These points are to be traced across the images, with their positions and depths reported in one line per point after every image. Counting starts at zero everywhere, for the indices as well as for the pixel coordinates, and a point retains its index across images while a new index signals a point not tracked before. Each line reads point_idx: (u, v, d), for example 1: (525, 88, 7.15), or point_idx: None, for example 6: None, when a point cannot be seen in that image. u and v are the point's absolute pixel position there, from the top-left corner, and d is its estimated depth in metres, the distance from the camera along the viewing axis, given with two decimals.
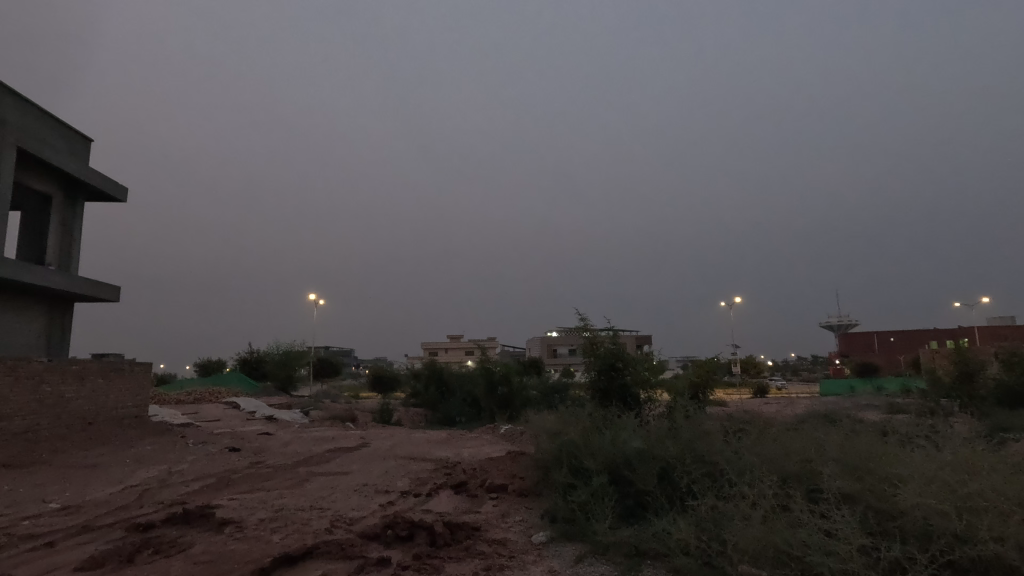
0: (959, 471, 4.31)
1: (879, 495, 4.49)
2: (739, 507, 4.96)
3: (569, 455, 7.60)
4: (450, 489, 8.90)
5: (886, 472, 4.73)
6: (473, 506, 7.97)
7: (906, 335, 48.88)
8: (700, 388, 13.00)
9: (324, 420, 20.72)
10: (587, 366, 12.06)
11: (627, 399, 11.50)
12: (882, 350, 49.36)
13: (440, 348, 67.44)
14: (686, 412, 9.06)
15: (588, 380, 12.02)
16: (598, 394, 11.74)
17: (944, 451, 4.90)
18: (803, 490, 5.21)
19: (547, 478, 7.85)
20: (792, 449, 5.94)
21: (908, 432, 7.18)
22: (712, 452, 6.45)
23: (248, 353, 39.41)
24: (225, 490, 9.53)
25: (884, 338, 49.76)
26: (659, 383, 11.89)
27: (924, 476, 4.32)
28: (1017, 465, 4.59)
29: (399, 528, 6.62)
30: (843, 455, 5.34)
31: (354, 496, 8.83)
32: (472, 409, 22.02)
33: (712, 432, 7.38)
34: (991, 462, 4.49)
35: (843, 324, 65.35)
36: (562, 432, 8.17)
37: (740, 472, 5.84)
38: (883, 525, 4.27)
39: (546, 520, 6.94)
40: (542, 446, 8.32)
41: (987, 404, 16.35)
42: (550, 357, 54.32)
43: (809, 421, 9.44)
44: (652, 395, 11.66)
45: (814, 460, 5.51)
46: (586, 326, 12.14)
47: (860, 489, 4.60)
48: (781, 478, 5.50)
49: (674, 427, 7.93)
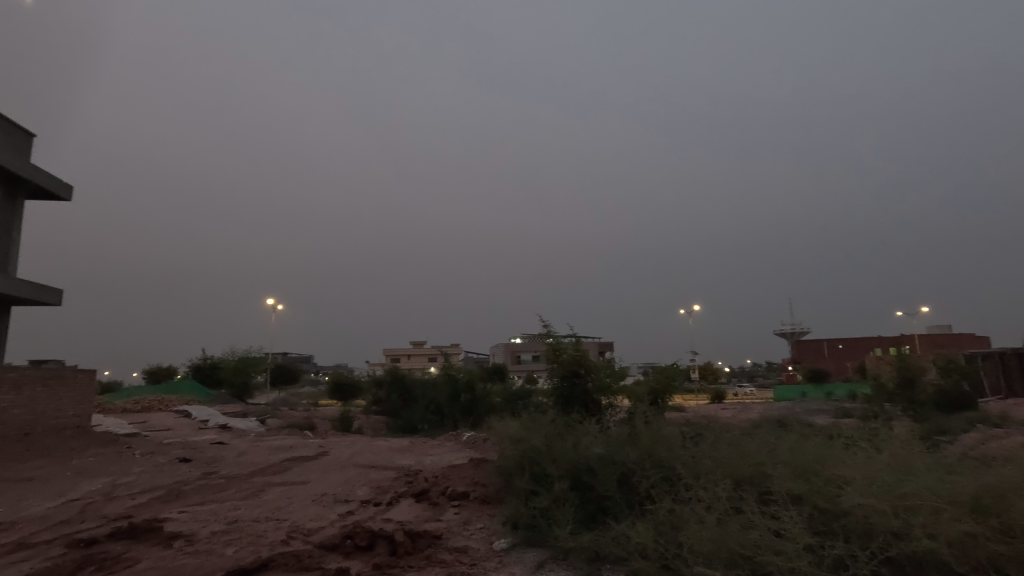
0: (897, 472, 4.55)
1: (824, 496, 4.71)
2: (695, 511, 5.10)
3: (531, 461, 7.65)
4: (412, 497, 8.80)
5: (832, 474, 4.97)
6: (434, 514, 7.91)
7: (854, 342, 51.11)
8: (660, 394, 13.26)
9: (281, 429, 20.16)
10: (550, 373, 12.16)
11: (589, 405, 11.68)
12: (831, 357, 51.44)
13: (403, 354, 66.52)
14: (646, 417, 9.23)
15: (551, 386, 12.13)
16: (561, 401, 11.88)
17: (883, 453, 5.17)
18: (755, 492, 5.41)
19: (510, 485, 7.87)
20: (746, 453, 6.14)
21: (853, 434, 7.54)
22: (670, 457, 6.62)
23: (202, 359, 38.09)
24: (175, 502, 9.15)
25: (833, 345, 51.88)
26: (620, 389, 12.08)
27: (866, 478, 4.56)
28: (950, 465, 4.89)
29: (359, 538, 6.55)
30: (792, 458, 5.58)
31: (312, 506, 8.63)
32: (435, 417, 21.81)
33: (671, 437, 7.57)
34: (926, 463, 4.76)
35: (795, 331, 67.93)
36: (524, 438, 8.22)
37: (696, 476, 6.01)
38: (829, 525, 4.47)
39: (507, 526, 6.97)
40: (504, 453, 8.36)
41: (926, 409, 17.24)
42: (514, 364, 54.53)
43: (762, 426, 9.75)
44: (613, 401, 11.84)
45: (766, 463, 5.73)
46: (549, 333, 12.24)
47: (807, 490, 4.82)
48: (736, 481, 5.69)
49: (634, 433, 8.08)
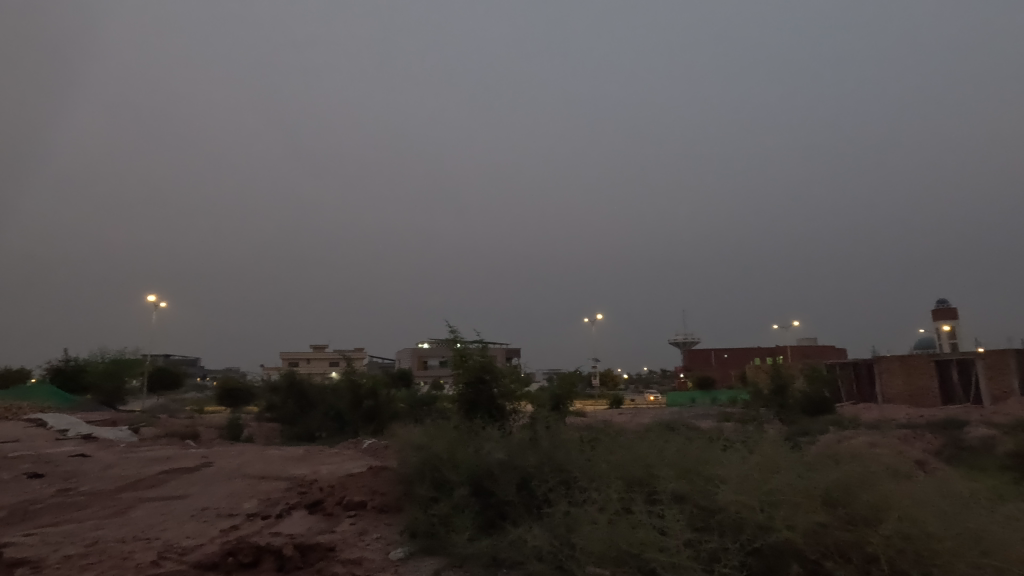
0: (765, 470, 5.05)
1: (704, 495, 5.11)
2: (589, 512, 5.31)
3: (432, 468, 7.59)
4: (304, 509, 8.36)
5: (711, 474, 5.39)
6: (328, 525, 7.58)
7: (737, 352, 55.73)
8: (562, 400, 13.60)
9: (158, 439, 18.33)
10: (456, 379, 12.11)
11: (493, 411, 11.76)
12: (718, 365, 55.78)
13: (301, 358, 63.02)
14: (547, 423, 9.45)
15: (456, 393, 12.09)
16: (466, 407, 11.87)
17: (755, 454, 5.69)
18: (643, 492, 5.72)
19: (410, 493, 7.73)
20: (638, 456, 6.50)
21: (731, 438, 8.19)
22: (568, 460, 6.84)
23: (64, 362, 33.80)
24: (20, 525, 8.00)
25: (719, 354, 56.27)
26: (524, 395, 12.26)
27: (739, 476, 5.01)
28: (809, 463, 5.47)
29: (243, 554, 6.14)
30: (677, 460, 5.98)
31: (190, 522, 7.93)
32: (335, 424, 20.89)
33: (570, 441, 7.84)
34: (789, 462, 5.30)
35: (687, 341, 73.00)
36: (427, 444, 8.14)
37: (591, 478, 6.26)
38: (706, 522, 4.86)
39: (405, 536, 6.83)
40: (406, 461, 8.20)
41: (794, 414, 19.11)
42: (420, 369, 53.91)
43: (653, 429, 10.33)
44: (517, 407, 12.00)
45: (654, 465, 6.08)
46: (457, 338, 12.18)
47: (689, 491, 5.21)
48: (627, 483, 5.99)
49: (535, 438, 8.26)
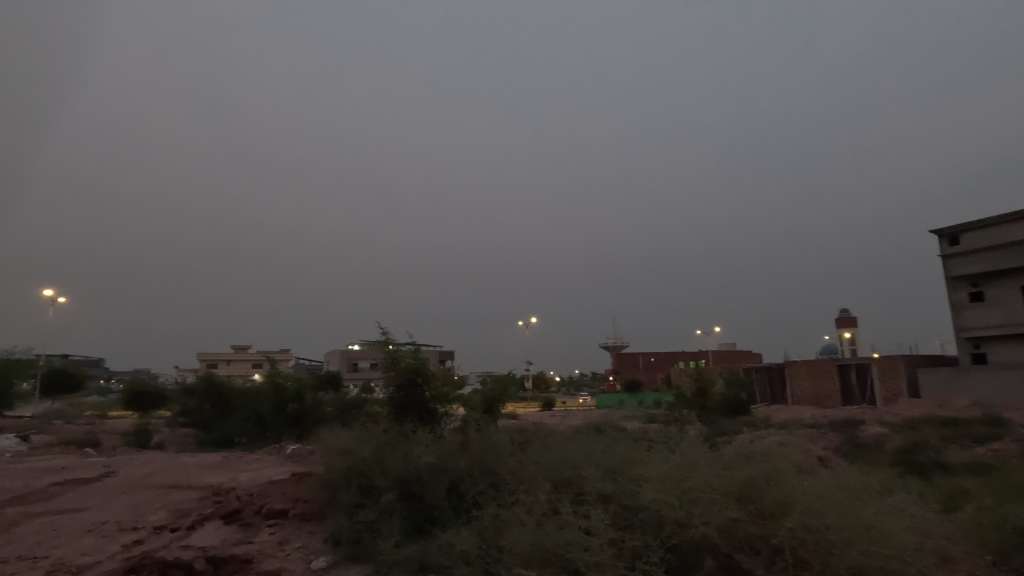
0: (685, 469, 5.29)
1: (628, 494, 5.31)
2: (517, 513, 5.36)
3: (359, 473, 7.38)
4: (219, 520, 7.88)
5: (635, 474, 5.59)
6: (245, 536, 7.19)
7: (663, 356, 58.08)
8: (494, 402, 13.62)
9: (52, 447, 16.69)
10: (387, 381, 11.86)
11: (424, 414, 11.60)
12: (644, 369, 57.93)
13: (221, 359, 59.56)
14: (478, 425, 9.45)
15: (387, 395, 11.84)
16: (396, 411, 11.63)
17: (676, 454, 5.96)
18: (570, 492, 5.85)
19: (335, 499, 7.49)
20: (566, 458, 6.63)
21: (654, 438, 8.51)
22: (498, 463, 6.88)
23: None
24: None
25: (646, 358, 58.43)
26: (456, 398, 12.18)
27: (660, 475, 5.23)
28: (724, 461, 5.79)
29: (148, 570, 5.71)
30: (603, 461, 6.16)
31: (87, 537, 7.26)
32: (256, 429, 19.89)
33: (500, 444, 7.88)
34: (706, 460, 5.59)
35: (616, 345, 75.27)
36: (354, 449, 7.92)
37: (520, 480, 6.33)
38: (629, 520, 5.05)
39: (328, 544, 6.60)
40: (331, 466, 7.94)
41: (714, 415, 20.12)
42: (350, 371, 52.43)
43: (582, 431, 10.55)
44: (449, 410, 11.91)
45: (582, 466, 6.23)
46: (389, 339, 11.94)
47: (614, 490, 5.39)
48: (555, 483, 6.09)
49: (466, 441, 8.24)
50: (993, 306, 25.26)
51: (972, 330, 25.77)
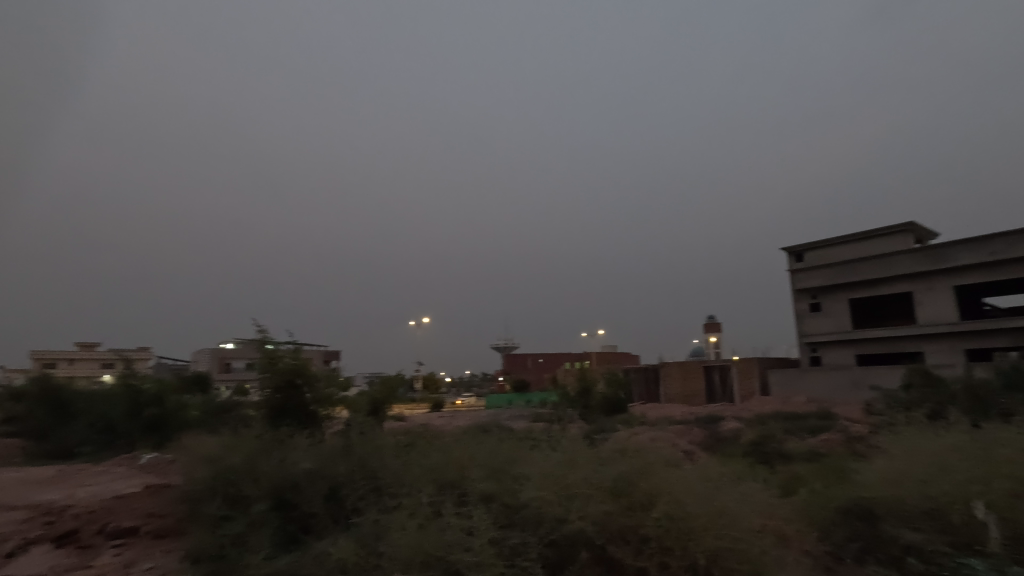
0: (564, 466, 5.52)
1: (510, 493, 5.44)
2: (399, 518, 5.24)
3: (225, 483, 6.79)
4: (49, 544, 6.83)
5: (518, 473, 5.74)
6: (83, 560, 6.31)
7: (551, 357, 60.14)
8: (380, 404, 13.22)
9: None
10: (262, 384, 11.03)
11: (303, 418, 10.97)
12: (533, 369, 59.56)
13: (62, 359, 52.03)
14: (362, 428, 9.13)
15: (262, 398, 11.02)
16: (272, 415, 10.88)
17: (557, 452, 6.20)
18: (454, 493, 5.84)
19: (197, 512, 6.83)
20: (451, 459, 6.61)
21: (538, 437, 8.76)
22: (381, 467, 6.69)
23: None
24: None
25: (535, 359, 60.11)
26: (339, 400, 11.65)
27: (541, 473, 5.40)
28: (601, 457, 6.12)
29: None
30: (487, 461, 6.24)
31: None
32: (103, 437, 17.54)
33: (384, 446, 7.68)
34: (585, 457, 5.86)
35: (507, 345, 76.70)
36: (221, 456, 7.28)
37: (403, 483, 6.21)
38: (510, 518, 5.17)
39: (186, 563, 6.00)
40: (194, 476, 7.25)
41: (595, 413, 21.18)
42: (220, 372, 48.25)
43: (469, 432, 10.57)
44: (330, 413, 11.36)
45: (466, 467, 6.26)
46: (266, 338, 11.14)
47: (498, 490, 5.49)
48: (439, 486, 6.04)
49: (348, 444, 7.92)
50: (828, 315, 29.23)
51: (812, 336, 29.58)
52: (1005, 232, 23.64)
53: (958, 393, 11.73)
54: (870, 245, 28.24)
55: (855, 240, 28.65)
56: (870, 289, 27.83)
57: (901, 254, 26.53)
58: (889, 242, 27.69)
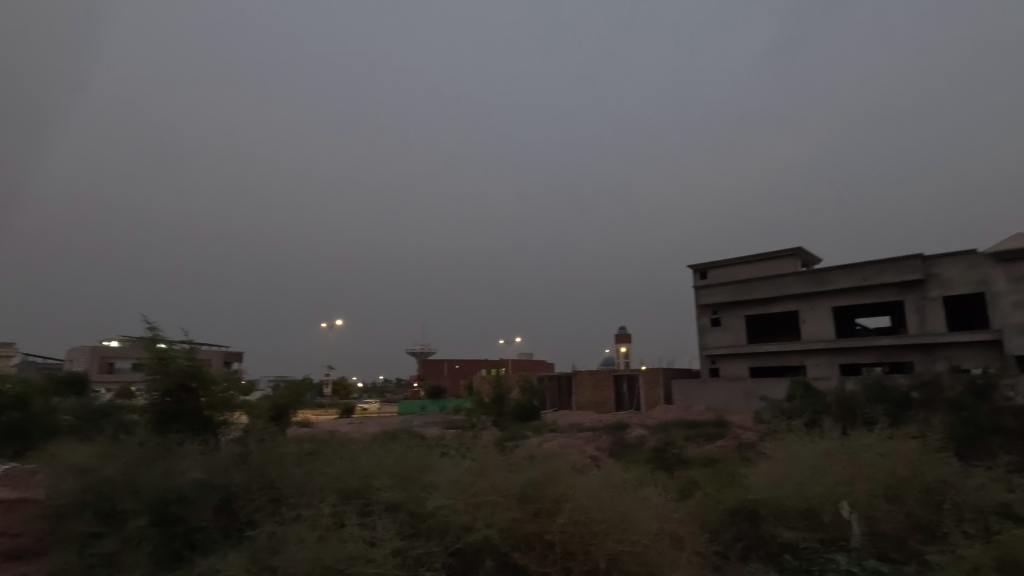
0: (473, 474, 5.51)
1: (417, 502, 5.35)
2: (297, 530, 4.99)
3: (99, 497, 6.14)
4: None
5: (426, 480, 5.66)
6: None
7: (467, 363, 59.94)
8: (285, 409, 12.53)
9: None
10: (150, 386, 10.09)
11: (196, 424, 10.15)
12: (448, 375, 59.06)
13: None
14: (261, 435, 8.60)
15: (148, 402, 10.07)
16: (160, 421, 9.97)
17: (467, 459, 6.19)
18: (358, 503, 5.65)
19: (61, 530, 6.11)
20: (358, 467, 6.40)
21: (450, 445, 8.68)
22: (281, 477, 6.34)
23: None
24: None
25: (451, 364, 59.66)
26: (238, 405, 10.91)
27: (450, 481, 5.36)
28: (510, 463, 6.18)
29: None
30: (395, 469, 6.10)
31: None
32: None
33: (286, 454, 7.29)
34: (494, 464, 5.89)
35: (424, 351, 75.55)
36: (94, 466, 6.56)
37: (304, 493, 5.92)
38: (416, 528, 5.08)
39: None
40: (60, 488, 6.47)
41: (508, 420, 21.36)
42: (102, 373, 43.63)
43: (378, 439, 10.26)
44: (228, 418, 10.61)
45: (373, 475, 6.09)
46: (157, 336, 10.22)
47: (404, 498, 5.38)
48: (342, 495, 5.81)
49: (245, 452, 7.44)
50: (726, 330, 31.44)
51: (712, 349, 31.67)
52: (875, 261, 26.59)
53: (833, 403, 13.00)
54: (765, 266, 30.76)
55: (752, 261, 31.08)
56: (763, 307, 30.27)
57: (790, 276, 29.11)
58: (781, 264, 30.29)
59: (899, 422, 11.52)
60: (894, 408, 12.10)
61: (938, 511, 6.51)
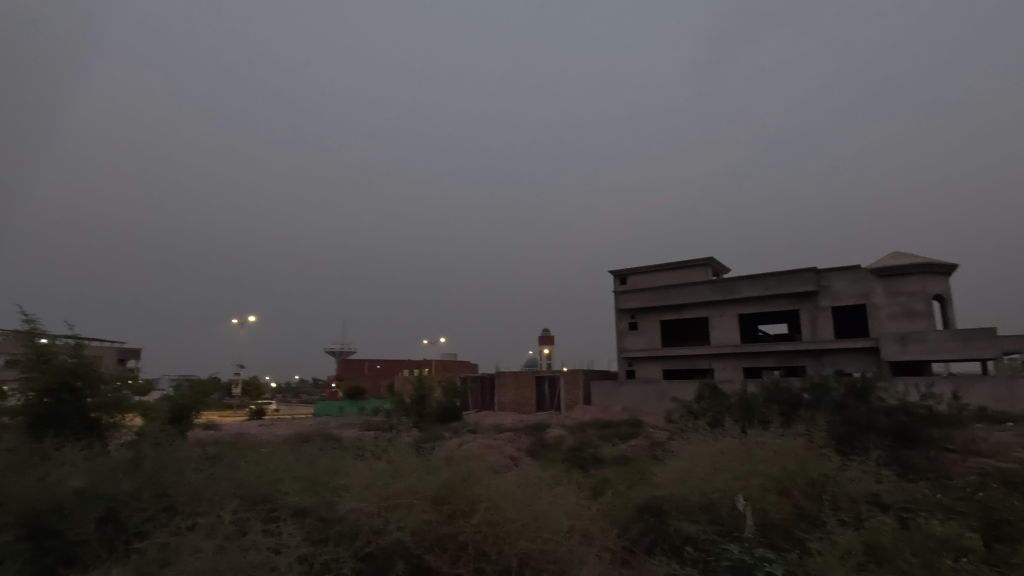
0: (387, 476, 5.40)
1: (327, 506, 5.18)
2: (193, 538, 4.67)
3: None
4: None
5: (337, 484, 5.49)
6: None
7: (389, 363, 58.64)
8: (185, 411, 11.67)
9: None
10: (24, 385, 9.01)
11: (79, 428, 9.21)
12: (369, 375, 57.47)
13: None
14: (157, 438, 7.98)
15: (22, 403, 9.00)
16: (35, 424, 8.91)
17: (381, 461, 6.07)
18: (263, 509, 5.38)
19: None
20: (264, 472, 6.11)
21: (366, 446, 8.46)
22: (178, 484, 5.91)
23: None
24: None
25: (372, 364, 58.13)
26: (132, 406, 10.03)
27: (363, 483, 5.23)
28: (427, 465, 6.12)
29: None
30: (304, 472, 5.88)
31: None
32: None
33: (185, 459, 6.80)
34: (410, 465, 5.81)
35: (343, 350, 73.05)
36: None
37: (203, 500, 5.55)
38: (325, 533, 4.92)
39: None
40: None
41: (429, 420, 21.13)
42: None
43: (289, 442, 9.81)
44: (118, 421, 9.72)
45: (280, 480, 5.83)
46: (37, 330, 9.19)
47: (313, 503, 5.19)
48: (246, 501, 5.51)
49: (137, 457, 6.85)
50: (643, 334, 32.87)
51: (629, 351, 32.97)
52: (776, 272, 28.82)
53: (735, 404, 13.94)
54: (680, 274, 32.48)
55: (669, 269, 32.75)
56: (677, 312, 31.95)
57: (702, 284, 30.91)
58: (694, 273, 32.11)
59: (790, 421, 12.55)
60: (787, 408, 13.15)
61: (820, 501, 7.15)
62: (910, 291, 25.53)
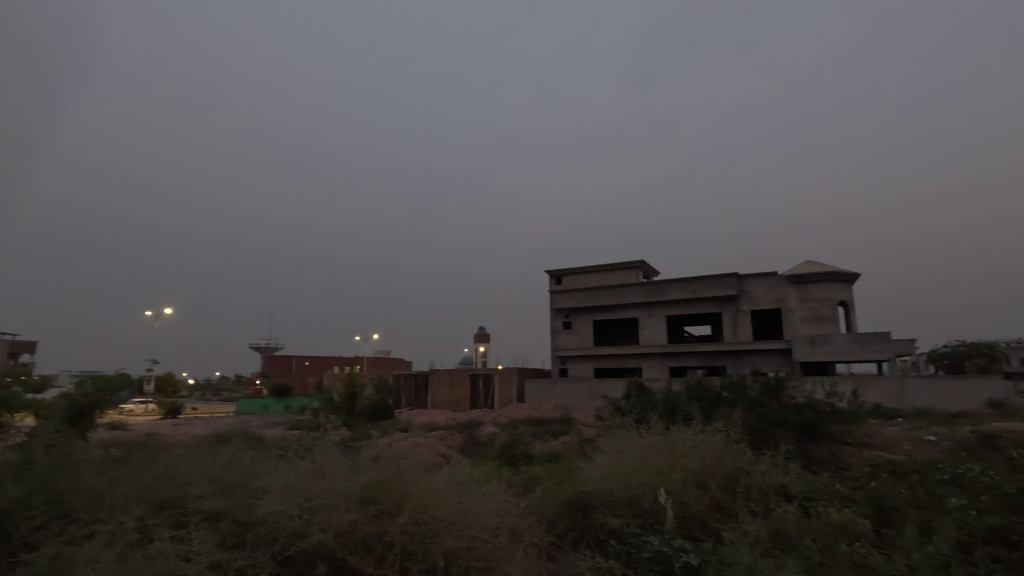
0: (311, 476, 5.22)
1: (243, 509, 4.94)
2: (91, 547, 4.30)
3: None
4: None
5: (255, 485, 5.25)
6: None
7: (318, 360, 56.68)
8: (86, 411, 10.72)
9: None
10: None
11: None
12: (296, 373, 55.26)
13: None
14: (52, 439, 7.30)
15: None
16: None
17: (305, 461, 5.85)
18: (173, 514, 5.04)
19: None
20: (175, 474, 5.74)
21: (289, 446, 8.13)
22: (75, 489, 5.44)
23: None
24: None
25: (300, 361, 55.93)
26: (23, 405, 9.10)
27: (284, 484, 5.03)
28: (353, 464, 5.96)
29: None
30: (220, 473, 5.57)
31: None
32: None
33: (84, 461, 6.27)
34: (335, 465, 5.64)
35: (270, 346, 69.87)
36: None
37: (104, 505, 5.14)
38: (240, 537, 4.69)
39: None
40: None
41: (359, 419, 20.62)
42: None
43: (205, 442, 9.26)
44: (7, 421, 8.80)
45: (192, 482, 5.49)
46: None
47: (229, 506, 4.94)
48: (153, 506, 5.16)
49: (28, 461, 6.24)
50: (576, 333, 33.59)
51: (563, 350, 33.59)
52: (701, 276, 30.29)
53: (660, 401, 14.52)
54: (612, 275, 33.45)
55: (601, 270, 33.67)
56: (609, 313, 32.88)
57: (632, 286, 32.00)
58: (626, 274, 33.15)
59: (710, 417, 13.23)
60: (708, 405, 13.83)
61: (733, 493, 7.57)
62: (819, 297, 27.60)
